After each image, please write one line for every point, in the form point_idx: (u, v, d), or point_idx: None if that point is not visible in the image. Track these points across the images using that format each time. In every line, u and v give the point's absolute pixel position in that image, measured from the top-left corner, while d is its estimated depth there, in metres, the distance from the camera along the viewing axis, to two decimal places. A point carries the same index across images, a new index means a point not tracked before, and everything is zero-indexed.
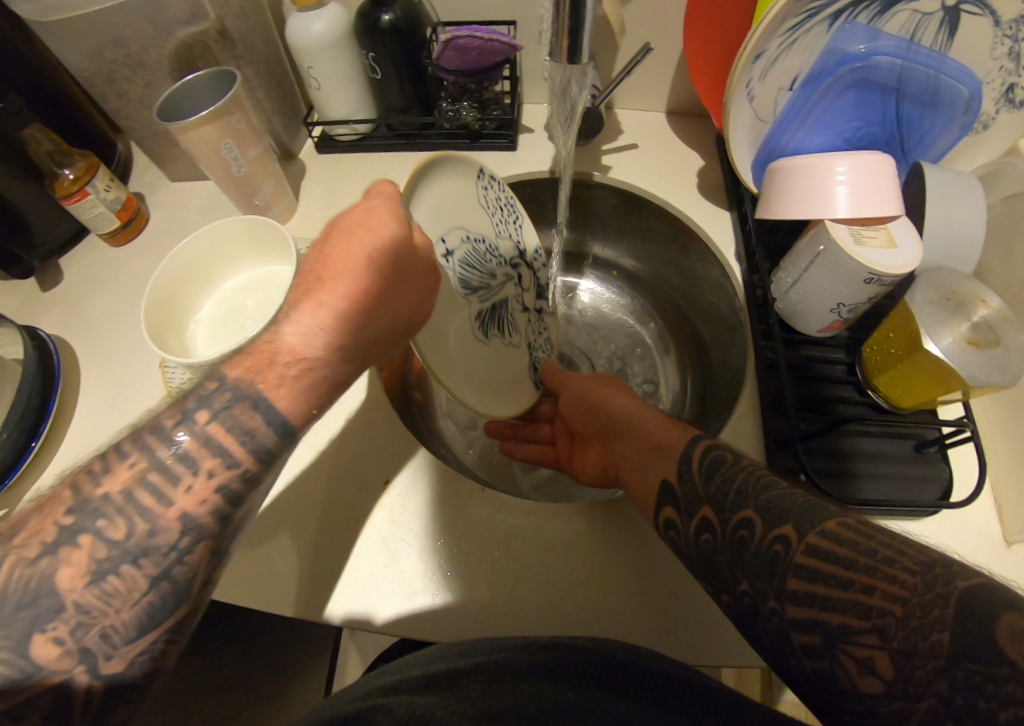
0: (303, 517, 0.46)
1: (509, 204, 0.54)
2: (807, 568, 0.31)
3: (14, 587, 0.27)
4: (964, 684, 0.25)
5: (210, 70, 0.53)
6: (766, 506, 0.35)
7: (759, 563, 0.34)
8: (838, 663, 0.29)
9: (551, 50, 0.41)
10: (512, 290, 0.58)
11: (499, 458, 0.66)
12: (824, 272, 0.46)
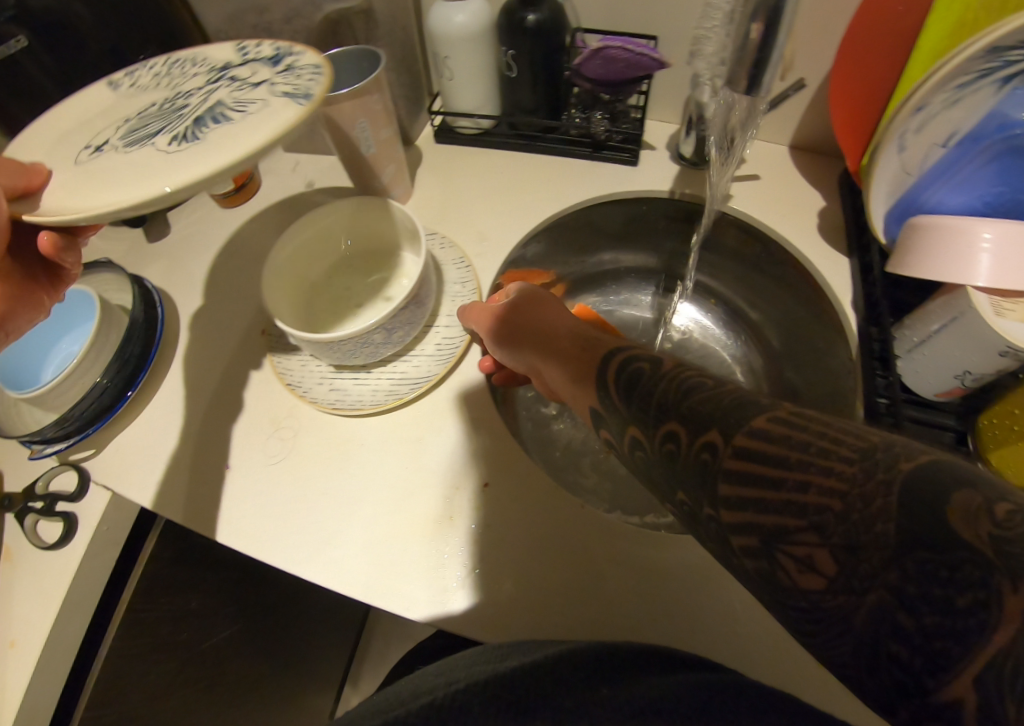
0: (399, 508, 0.47)
1: (190, 61, 0.42)
2: (736, 472, 0.28)
3: None
4: (915, 572, 0.22)
5: (352, 48, 0.52)
6: (690, 416, 0.32)
7: (694, 471, 0.30)
8: (776, 563, 0.26)
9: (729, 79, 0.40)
10: (227, 94, 0.37)
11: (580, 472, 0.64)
12: (957, 338, 0.45)
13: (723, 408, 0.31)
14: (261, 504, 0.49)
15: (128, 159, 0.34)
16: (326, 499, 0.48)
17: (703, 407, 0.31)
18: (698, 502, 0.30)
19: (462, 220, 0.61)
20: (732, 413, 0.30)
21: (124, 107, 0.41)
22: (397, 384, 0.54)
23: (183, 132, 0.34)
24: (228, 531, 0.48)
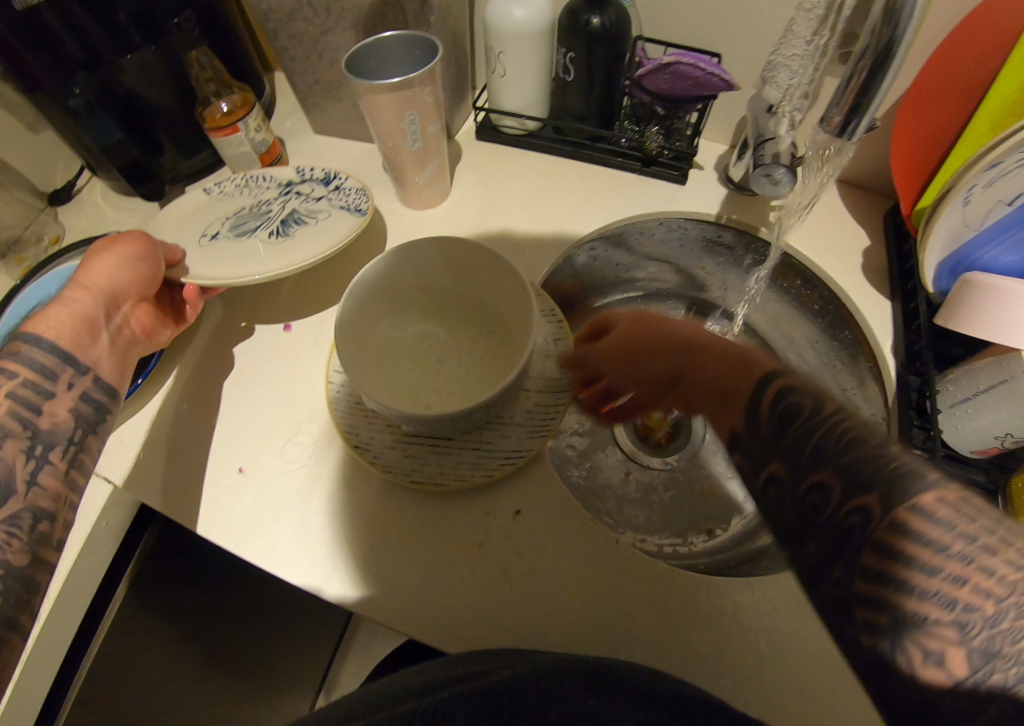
0: (427, 529, 0.45)
1: (262, 179, 0.59)
2: (882, 543, 0.29)
3: None
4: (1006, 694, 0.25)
5: (408, 33, 0.49)
6: (852, 474, 0.32)
7: (831, 532, 0.32)
8: (902, 649, 0.27)
9: (825, 116, 0.39)
10: (301, 203, 0.56)
11: (600, 496, 0.62)
12: (1004, 399, 0.44)
13: (882, 473, 0.31)
14: (275, 512, 0.46)
15: (244, 248, 0.52)
16: (346, 511, 0.45)
17: (876, 473, 0.31)
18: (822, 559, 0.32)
19: (502, 225, 0.59)
20: (889, 471, 0.31)
21: (215, 209, 0.56)
22: (482, 462, 0.46)
23: (277, 229, 0.54)
24: (238, 538, 0.45)
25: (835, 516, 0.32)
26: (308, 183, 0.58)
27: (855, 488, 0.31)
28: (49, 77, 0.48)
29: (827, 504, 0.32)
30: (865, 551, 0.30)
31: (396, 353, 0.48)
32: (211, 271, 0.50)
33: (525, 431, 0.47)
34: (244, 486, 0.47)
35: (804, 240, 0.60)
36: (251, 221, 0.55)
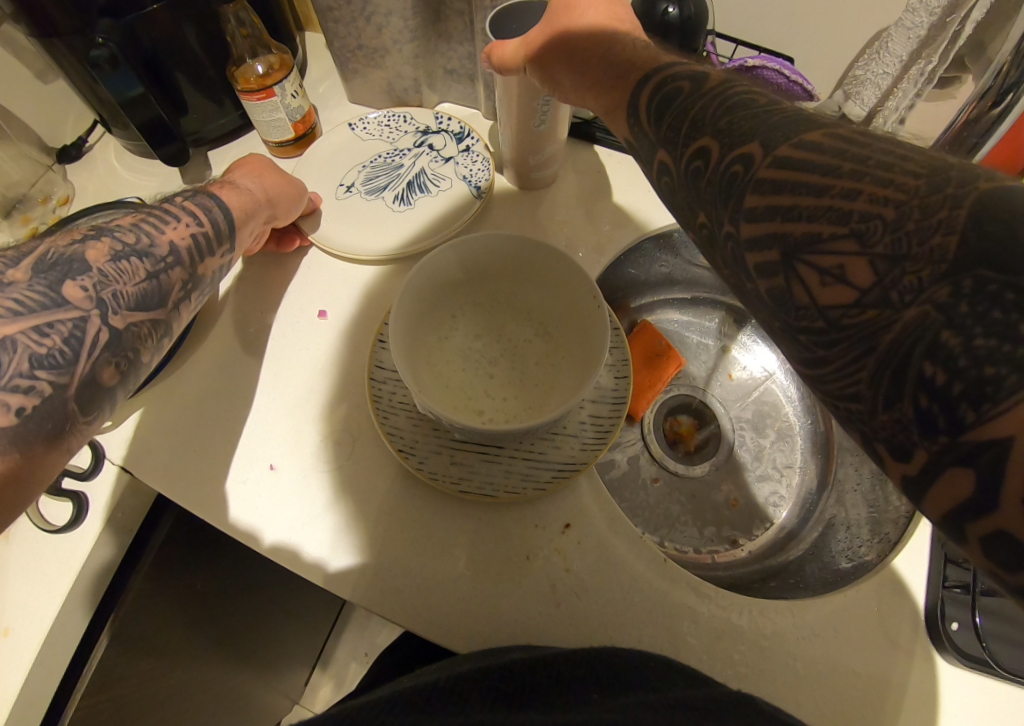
0: (470, 530, 0.43)
1: (402, 120, 0.57)
2: (771, 181, 0.24)
3: (82, 258, 0.36)
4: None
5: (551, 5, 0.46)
6: (816, 222, 0.22)
7: (915, 245, 0.20)
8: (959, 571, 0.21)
9: (966, 130, 0.38)
10: (430, 159, 0.55)
11: (625, 497, 0.61)
12: None
13: (914, 166, 0.21)
14: (311, 506, 0.43)
15: (373, 210, 0.53)
16: (390, 510, 0.44)
17: (825, 214, 0.22)
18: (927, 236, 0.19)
19: (550, 218, 0.55)
20: (925, 179, 0.20)
21: (351, 153, 0.56)
22: (531, 469, 0.45)
23: (403, 192, 0.54)
24: (266, 526, 0.43)
25: (889, 273, 0.20)
26: (443, 134, 0.56)
27: (890, 229, 0.20)
28: (67, 20, 0.43)
29: (821, 260, 0.22)
30: (981, 203, 0.19)
31: (446, 346, 0.46)
32: (340, 236, 0.52)
33: (581, 442, 0.46)
34: (273, 474, 0.44)
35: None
36: (384, 175, 0.55)
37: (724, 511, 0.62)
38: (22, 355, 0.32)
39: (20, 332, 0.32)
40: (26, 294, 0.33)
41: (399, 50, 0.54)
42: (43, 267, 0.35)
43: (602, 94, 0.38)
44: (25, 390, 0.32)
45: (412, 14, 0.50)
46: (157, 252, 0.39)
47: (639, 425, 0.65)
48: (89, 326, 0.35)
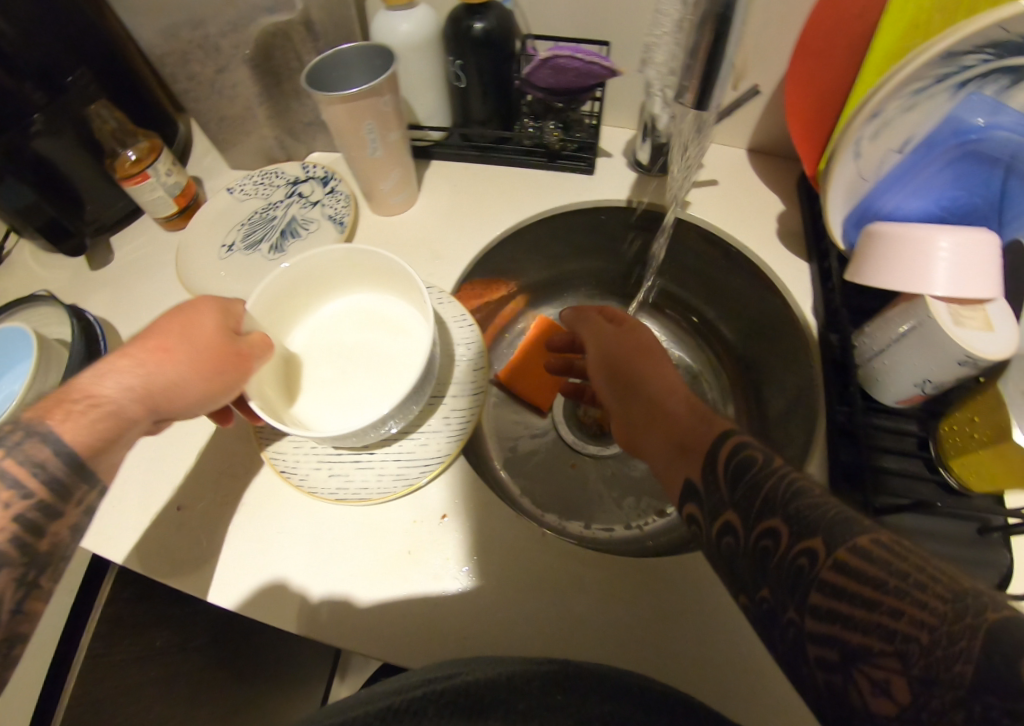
0: (358, 541, 0.45)
1: (274, 175, 0.62)
2: (832, 584, 0.28)
3: None
4: (980, 719, 0.21)
5: (367, 45, 0.50)
6: (866, 635, 0.26)
7: (944, 672, 0.23)
8: (851, 680, 0.26)
9: (683, 91, 0.39)
10: (300, 206, 0.60)
11: (546, 484, 0.62)
12: (914, 346, 0.45)
13: (938, 588, 0.25)
14: (252, 547, 0.45)
15: (253, 262, 0.57)
16: (302, 534, 0.45)
17: (874, 627, 0.26)
18: (947, 668, 0.23)
19: (419, 232, 0.58)
20: (948, 610, 0.24)
21: (232, 214, 0.61)
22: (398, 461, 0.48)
23: (277, 241, 0.58)
24: (303, 578, 0.44)
25: (921, 710, 0.23)
26: (311, 181, 0.61)
27: (921, 653, 0.24)
28: None
29: (873, 671, 0.25)
30: (985, 644, 0.22)
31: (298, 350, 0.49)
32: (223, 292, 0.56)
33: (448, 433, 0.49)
34: (204, 529, 0.46)
35: (704, 208, 0.59)
36: (260, 229, 0.59)
37: (648, 484, 0.62)
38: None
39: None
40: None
41: (255, 114, 0.59)
42: None
43: (663, 449, 0.44)
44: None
45: (254, 81, 0.57)
46: None
47: (547, 418, 0.67)
48: None
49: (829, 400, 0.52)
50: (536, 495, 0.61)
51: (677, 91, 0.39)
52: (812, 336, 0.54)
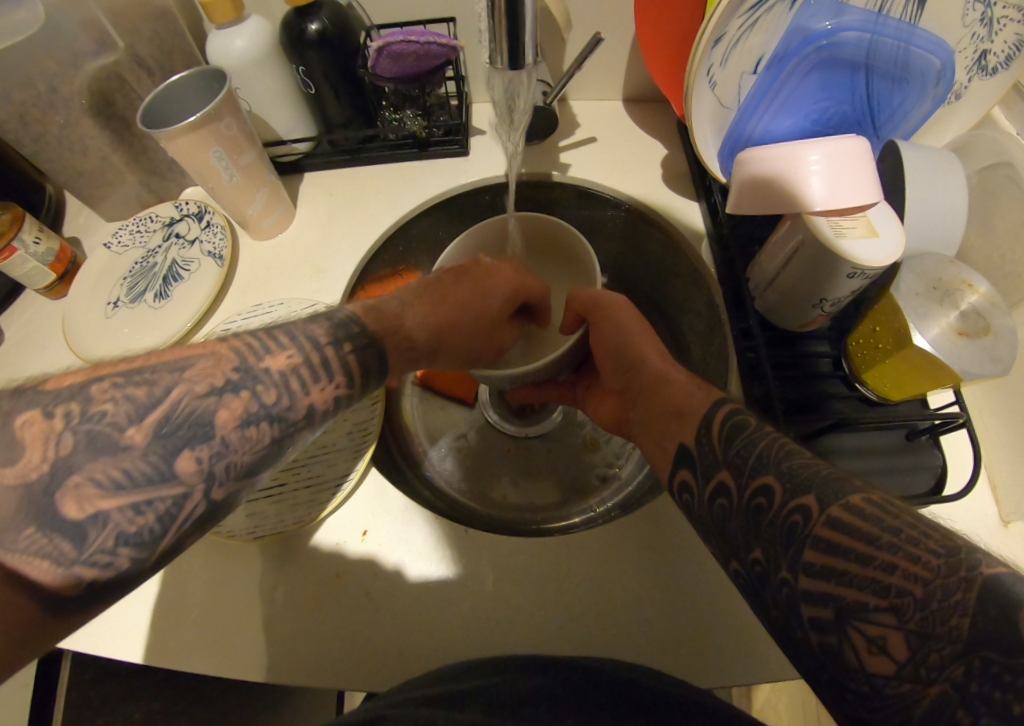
0: (290, 580, 0.45)
1: (149, 221, 0.60)
2: (826, 541, 0.29)
3: (178, 411, 0.31)
4: (980, 673, 0.23)
5: (197, 69, 0.47)
6: (860, 591, 0.27)
7: (939, 626, 0.25)
8: (845, 640, 0.27)
9: (492, 53, 0.36)
10: (179, 246, 0.58)
11: (485, 472, 0.61)
12: (801, 268, 0.44)
13: (933, 543, 0.26)
14: (231, 605, 0.44)
15: (140, 315, 0.55)
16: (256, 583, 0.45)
17: (869, 584, 0.27)
18: (945, 618, 0.24)
19: (309, 249, 0.57)
20: (946, 560, 0.25)
21: (112, 269, 0.58)
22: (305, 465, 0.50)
23: (160, 288, 0.56)
24: (278, 636, 0.43)
25: (920, 650, 0.25)
26: (185, 219, 0.59)
27: (919, 608, 0.25)
28: None
29: (868, 627, 0.26)
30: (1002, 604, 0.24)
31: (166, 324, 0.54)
32: (112, 352, 0.54)
33: (338, 458, 0.50)
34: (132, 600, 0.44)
35: (583, 168, 0.59)
36: (141, 277, 0.57)
37: (585, 453, 0.62)
38: (111, 532, 0.27)
39: (118, 506, 0.28)
40: (139, 464, 0.29)
41: (113, 163, 0.57)
42: (164, 432, 0.30)
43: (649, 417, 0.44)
44: (102, 568, 0.27)
45: (102, 130, 0.54)
46: (292, 413, 0.35)
47: (476, 409, 0.65)
48: (191, 502, 0.30)
49: (734, 337, 0.51)
50: (483, 486, 0.60)
51: (487, 55, 0.37)
52: (711, 275, 0.54)
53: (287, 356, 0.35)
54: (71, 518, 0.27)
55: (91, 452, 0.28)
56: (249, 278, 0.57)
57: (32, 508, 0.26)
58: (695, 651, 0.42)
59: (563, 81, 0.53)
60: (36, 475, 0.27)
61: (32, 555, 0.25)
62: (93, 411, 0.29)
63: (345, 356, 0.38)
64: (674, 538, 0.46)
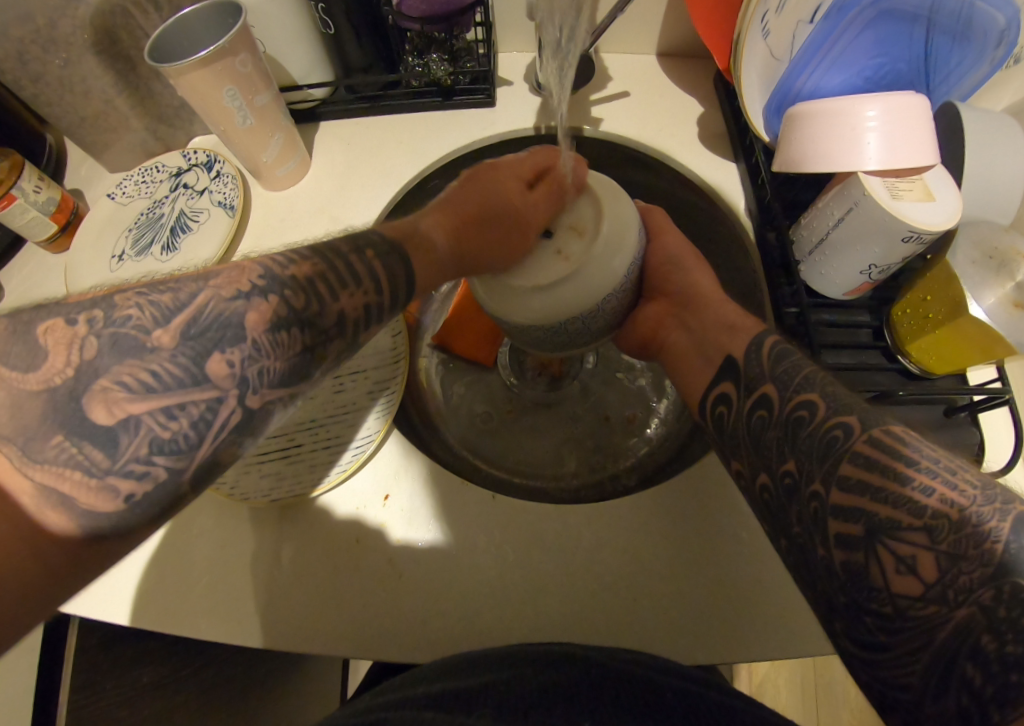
0: (302, 549, 0.43)
1: (155, 170, 0.56)
2: (864, 455, 0.29)
3: (208, 313, 0.27)
4: (1010, 598, 0.23)
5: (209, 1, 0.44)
6: (897, 509, 0.27)
7: (968, 550, 0.25)
8: (874, 558, 0.28)
9: None
10: (185, 198, 0.55)
11: (501, 438, 0.60)
12: (852, 232, 0.42)
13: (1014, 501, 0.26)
14: (229, 576, 0.42)
15: (148, 269, 0.52)
16: (259, 554, 0.43)
17: (905, 503, 0.27)
18: (981, 540, 0.25)
19: (328, 200, 0.55)
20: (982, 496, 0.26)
21: (116, 220, 0.55)
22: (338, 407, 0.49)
23: (167, 240, 0.53)
24: (291, 605, 0.42)
25: (950, 571, 0.25)
26: (193, 168, 0.56)
27: (954, 530, 0.26)
28: None
29: (899, 547, 0.27)
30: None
31: None
32: None
33: (363, 408, 0.49)
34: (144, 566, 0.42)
35: (616, 124, 0.56)
36: (147, 230, 0.54)
37: (610, 423, 0.61)
38: (142, 440, 0.24)
39: (149, 410, 0.25)
40: (167, 366, 0.25)
41: (115, 107, 0.53)
42: (192, 332, 0.26)
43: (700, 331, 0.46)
44: (136, 480, 0.24)
45: (105, 70, 0.50)
46: (325, 318, 0.31)
47: (495, 373, 0.63)
48: (225, 408, 0.26)
49: (776, 303, 0.49)
50: (504, 454, 0.59)
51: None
52: (749, 238, 0.52)
53: (309, 264, 0.32)
54: (99, 423, 0.24)
55: (115, 355, 0.25)
56: (263, 230, 0.54)
57: (59, 413, 0.24)
58: (731, 620, 0.41)
59: (601, 28, 0.49)
60: (60, 382, 0.24)
61: (64, 465, 0.23)
62: (117, 316, 0.26)
63: (373, 263, 0.35)
64: (696, 510, 0.45)
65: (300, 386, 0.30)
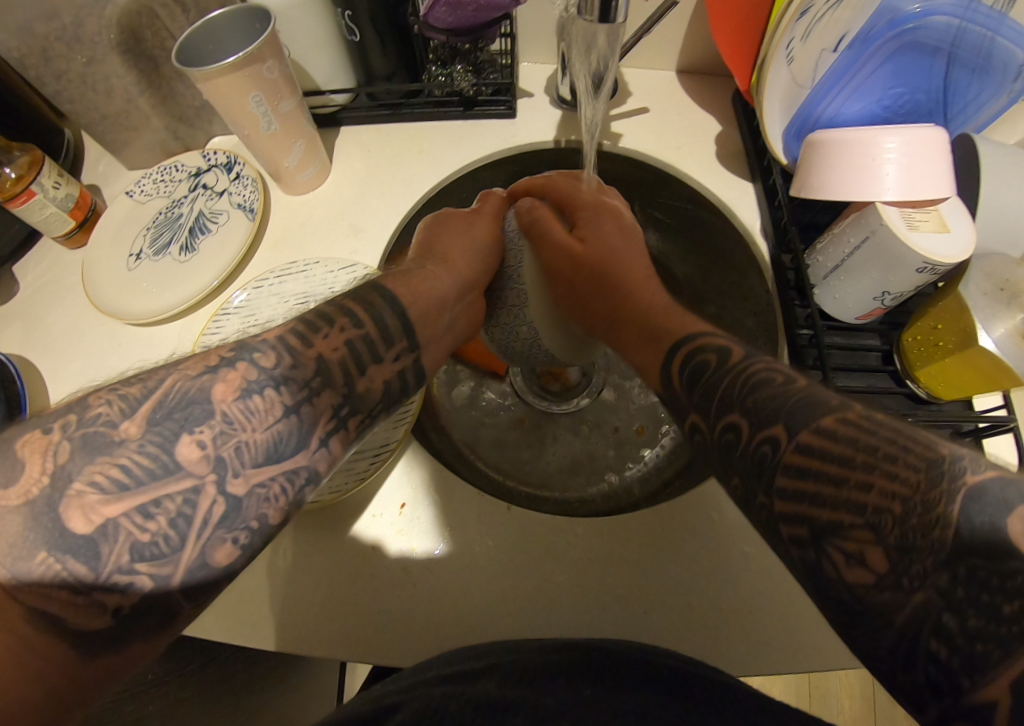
0: (318, 559, 0.44)
1: (174, 169, 0.57)
2: (797, 465, 0.29)
3: (172, 395, 0.29)
4: (966, 578, 0.22)
5: (237, 7, 0.44)
6: (837, 510, 0.27)
7: (917, 540, 0.24)
8: (825, 557, 0.27)
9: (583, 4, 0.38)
10: (203, 200, 0.55)
11: (508, 446, 0.61)
12: (867, 259, 0.43)
13: None
14: (247, 589, 0.43)
15: (164, 270, 0.52)
16: (281, 561, 0.43)
17: (844, 503, 0.27)
18: (931, 528, 0.24)
19: (347, 205, 0.55)
20: (924, 474, 0.25)
21: (134, 218, 0.55)
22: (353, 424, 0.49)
23: (186, 241, 0.53)
24: (308, 615, 0.42)
25: (901, 563, 0.24)
26: (213, 170, 0.56)
27: (896, 522, 0.25)
28: None
29: (844, 544, 0.26)
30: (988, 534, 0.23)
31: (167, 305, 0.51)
32: (131, 305, 0.51)
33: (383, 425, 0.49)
34: None
35: (634, 139, 0.57)
36: (164, 230, 0.54)
37: (619, 435, 0.62)
38: (123, 546, 0.26)
39: (124, 512, 0.26)
40: (137, 458, 0.27)
41: (138, 106, 0.53)
42: (157, 418, 0.28)
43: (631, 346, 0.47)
44: (123, 590, 0.26)
45: (129, 70, 0.50)
46: (301, 373, 0.33)
47: (507, 381, 0.64)
48: (204, 496, 0.28)
49: (789, 324, 0.50)
50: (514, 463, 0.59)
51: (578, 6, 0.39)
52: (764, 260, 0.53)
53: (278, 328, 0.34)
54: (78, 532, 0.25)
55: (87, 454, 0.26)
56: (281, 234, 0.55)
57: (38, 529, 0.25)
58: (740, 635, 0.42)
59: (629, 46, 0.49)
60: (36, 492, 0.25)
61: (50, 584, 0.25)
62: (88, 415, 0.28)
63: (356, 313, 0.37)
64: (707, 529, 0.46)
65: (290, 458, 0.31)
